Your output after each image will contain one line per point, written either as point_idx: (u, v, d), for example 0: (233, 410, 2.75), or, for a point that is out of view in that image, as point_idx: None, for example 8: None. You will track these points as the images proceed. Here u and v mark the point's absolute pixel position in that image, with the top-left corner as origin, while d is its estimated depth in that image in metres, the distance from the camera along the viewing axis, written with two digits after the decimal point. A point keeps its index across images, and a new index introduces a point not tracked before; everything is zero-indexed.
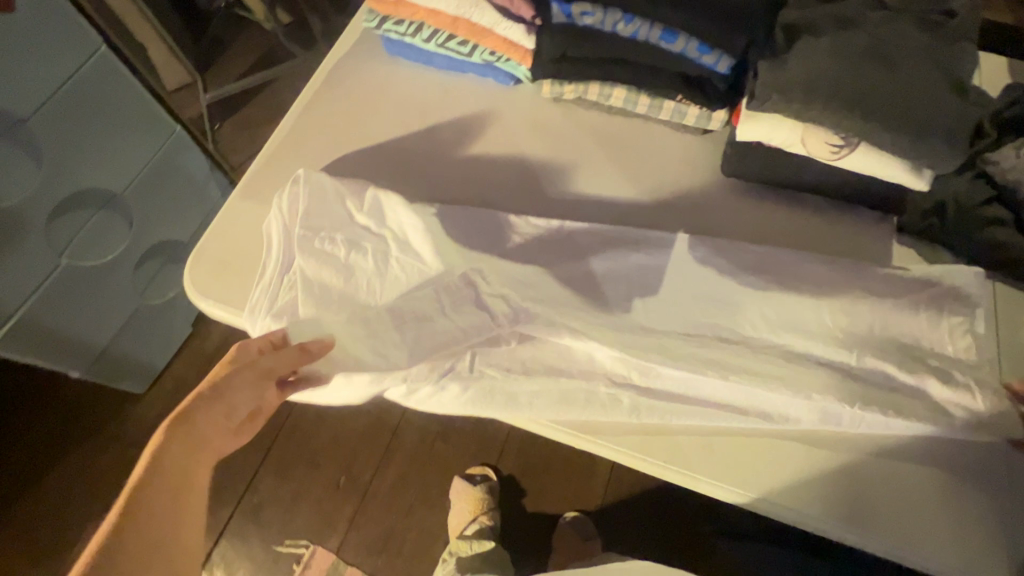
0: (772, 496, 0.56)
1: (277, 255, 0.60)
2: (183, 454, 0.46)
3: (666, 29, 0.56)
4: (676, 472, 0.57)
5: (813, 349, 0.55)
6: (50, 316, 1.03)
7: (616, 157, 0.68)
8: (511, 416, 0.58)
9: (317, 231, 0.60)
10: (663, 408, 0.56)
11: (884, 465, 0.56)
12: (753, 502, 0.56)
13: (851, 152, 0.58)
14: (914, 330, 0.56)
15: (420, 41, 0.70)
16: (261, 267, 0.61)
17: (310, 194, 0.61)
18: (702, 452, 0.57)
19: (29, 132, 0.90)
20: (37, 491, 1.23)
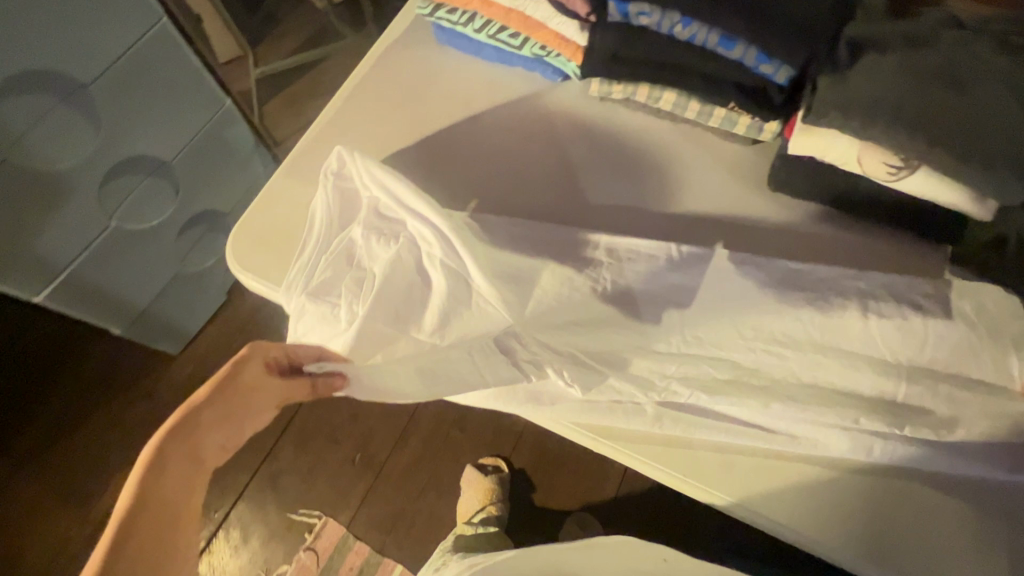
0: (784, 517, 0.55)
1: (319, 236, 0.62)
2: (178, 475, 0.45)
3: (725, 35, 0.54)
4: (692, 484, 0.56)
5: (843, 376, 0.55)
6: (96, 274, 1.08)
7: (660, 164, 0.67)
8: (530, 412, 0.58)
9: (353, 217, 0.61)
10: (687, 420, 0.56)
11: (912, 497, 0.54)
12: (764, 521, 0.55)
13: (911, 174, 0.56)
14: (956, 363, 0.54)
15: (471, 32, 0.70)
16: (302, 246, 0.63)
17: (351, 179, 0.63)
18: (719, 466, 0.56)
19: (88, 97, 0.93)
20: (78, 434, 1.32)
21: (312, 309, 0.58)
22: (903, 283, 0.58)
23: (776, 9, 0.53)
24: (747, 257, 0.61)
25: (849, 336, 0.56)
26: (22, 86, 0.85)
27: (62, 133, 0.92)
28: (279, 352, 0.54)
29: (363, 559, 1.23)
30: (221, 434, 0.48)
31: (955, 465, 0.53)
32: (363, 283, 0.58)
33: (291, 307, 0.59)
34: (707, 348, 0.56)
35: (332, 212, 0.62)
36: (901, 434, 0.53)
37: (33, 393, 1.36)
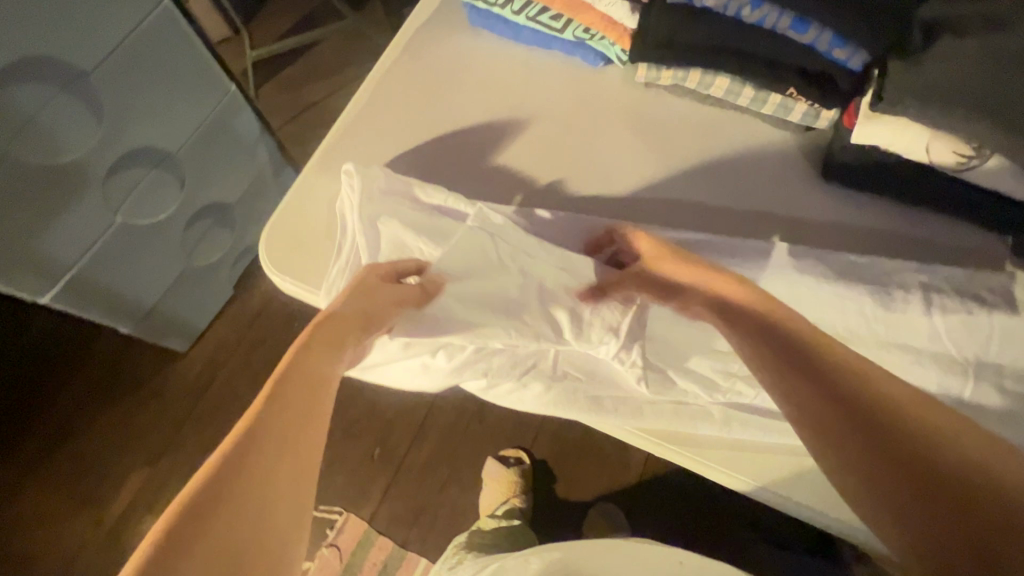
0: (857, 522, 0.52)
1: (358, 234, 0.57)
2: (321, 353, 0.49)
3: (798, 17, 0.51)
4: (759, 490, 0.54)
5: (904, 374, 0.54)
6: (100, 273, 1.03)
7: (711, 153, 0.64)
8: (585, 414, 0.56)
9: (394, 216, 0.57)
10: (753, 425, 0.54)
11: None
12: (838, 527, 0.53)
13: (980, 165, 0.54)
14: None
15: (509, 13, 0.66)
16: (337, 250, 0.59)
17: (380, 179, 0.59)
18: (786, 472, 0.54)
19: (90, 85, 0.87)
20: (87, 434, 1.29)
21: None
22: (967, 278, 0.56)
23: None
24: (808, 254, 0.58)
25: (915, 333, 0.55)
26: (21, 74, 0.79)
27: (63, 125, 0.87)
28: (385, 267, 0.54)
29: (386, 555, 1.22)
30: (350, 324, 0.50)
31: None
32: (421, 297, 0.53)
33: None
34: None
35: (376, 218, 0.57)
36: None
37: (37, 394, 1.32)
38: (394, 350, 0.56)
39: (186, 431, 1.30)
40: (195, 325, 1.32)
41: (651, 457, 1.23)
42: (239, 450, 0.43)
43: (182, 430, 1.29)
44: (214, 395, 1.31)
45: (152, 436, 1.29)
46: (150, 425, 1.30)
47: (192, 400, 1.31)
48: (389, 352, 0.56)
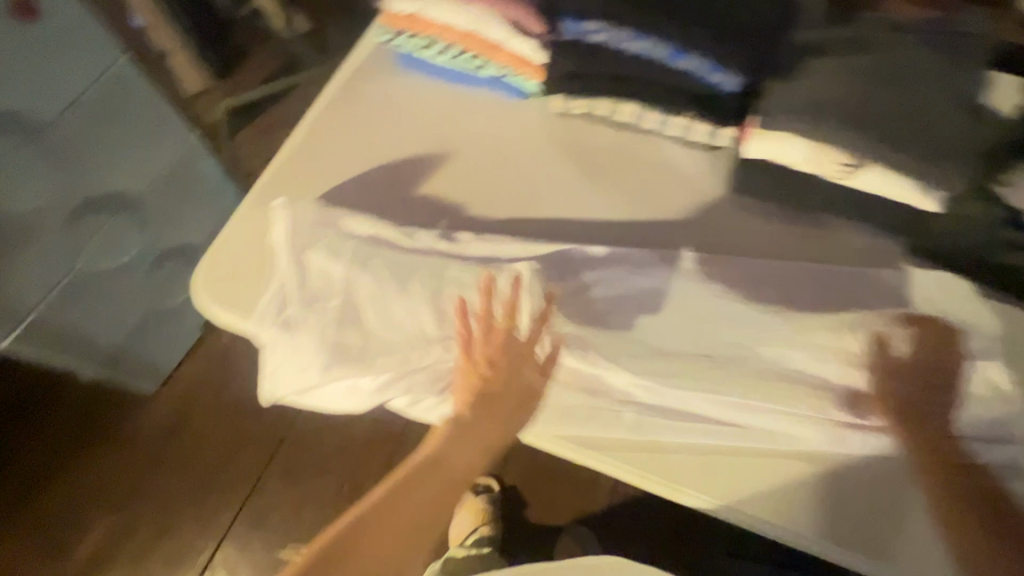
0: (768, 515, 0.55)
1: (286, 268, 0.60)
2: (453, 449, 0.58)
3: (674, 47, 0.57)
4: (680, 492, 0.56)
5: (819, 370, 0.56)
6: (61, 316, 1.05)
7: (623, 175, 0.69)
8: (503, 424, 0.58)
9: (319, 245, 0.61)
10: (664, 426, 0.57)
11: (891, 484, 0.56)
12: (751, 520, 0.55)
13: (859, 171, 0.59)
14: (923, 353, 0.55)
15: (433, 55, 0.71)
16: (268, 278, 0.62)
17: (313, 211, 0.63)
18: (706, 472, 0.56)
19: (48, 137, 0.92)
20: (52, 483, 1.28)
21: (284, 339, 0.58)
22: (863, 275, 0.60)
23: (721, 25, 0.56)
24: (710, 262, 0.61)
25: (818, 331, 0.57)
26: None
27: (23, 175, 0.91)
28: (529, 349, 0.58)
29: None
30: (473, 422, 0.58)
31: (941, 452, 0.53)
32: (352, 319, 0.58)
33: (265, 338, 0.59)
34: (681, 367, 0.56)
35: (304, 251, 0.61)
36: (868, 424, 0.55)
37: None
38: (318, 373, 0.57)
39: (151, 475, 1.28)
40: (164, 366, 1.32)
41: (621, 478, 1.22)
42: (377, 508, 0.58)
43: (149, 474, 1.28)
44: (182, 437, 1.31)
45: (118, 482, 1.28)
46: (116, 471, 1.29)
47: (159, 442, 1.31)
48: (314, 375, 0.57)
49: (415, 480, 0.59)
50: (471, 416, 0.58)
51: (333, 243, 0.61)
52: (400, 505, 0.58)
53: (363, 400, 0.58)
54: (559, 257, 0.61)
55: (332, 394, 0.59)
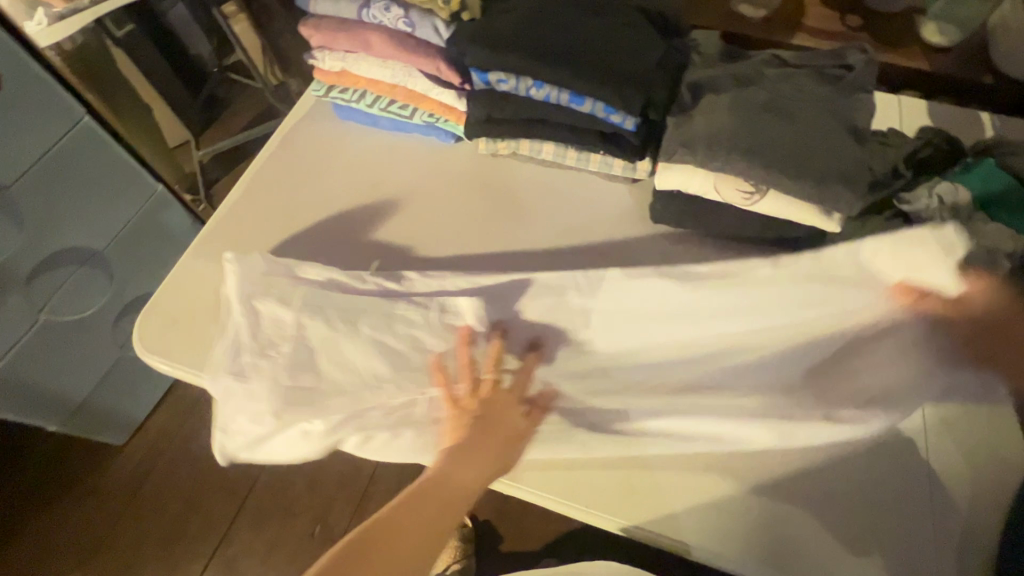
0: (689, 534, 0.55)
1: (239, 316, 0.61)
2: (463, 467, 0.55)
3: (573, 93, 0.61)
4: (601, 515, 0.57)
5: (731, 387, 0.59)
6: (23, 371, 1.06)
7: (550, 208, 0.72)
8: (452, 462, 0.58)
9: (268, 293, 0.62)
10: (617, 454, 0.58)
11: (834, 505, 0.56)
12: (672, 542, 0.56)
13: (761, 199, 0.61)
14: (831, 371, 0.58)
15: (365, 106, 0.75)
16: (223, 328, 0.61)
17: (250, 264, 0.64)
18: (627, 492, 0.58)
19: (9, 197, 0.95)
20: (19, 541, 1.26)
21: (238, 388, 0.57)
22: None
23: (618, 68, 0.60)
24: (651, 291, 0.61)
25: (729, 352, 0.60)
26: None
27: None
28: (523, 376, 0.59)
29: None
30: (476, 440, 0.56)
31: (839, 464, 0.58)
32: (285, 362, 0.58)
33: (216, 388, 0.58)
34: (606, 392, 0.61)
35: (256, 300, 0.61)
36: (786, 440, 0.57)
37: None
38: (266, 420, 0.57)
39: (120, 527, 1.27)
40: (135, 415, 1.33)
41: None
42: (381, 522, 0.54)
43: (118, 526, 1.27)
44: (152, 486, 1.30)
45: (87, 537, 1.26)
46: (85, 524, 1.27)
47: (129, 494, 1.29)
48: (265, 423, 0.57)
49: (416, 506, 0.55)
50: (480, 432, 0.56)
51: (264, 290, 0.62)
52: (405, 524, 0.54)
53: (315, 446, 0.58)
54: (500, 292, 0.63)
55: (281, 445, 0.58)
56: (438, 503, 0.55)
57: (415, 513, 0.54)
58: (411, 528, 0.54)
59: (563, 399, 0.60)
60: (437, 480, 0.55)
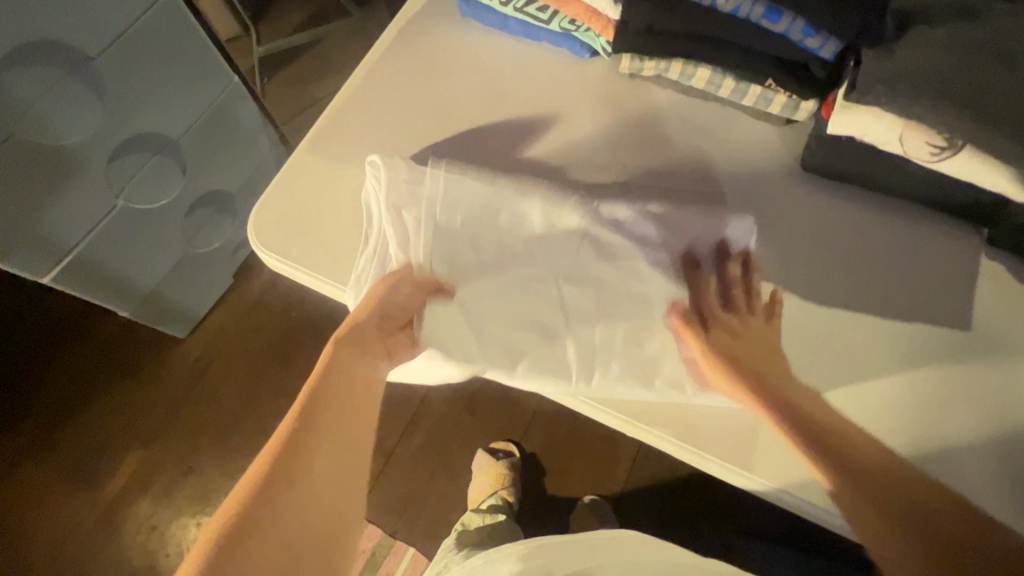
0: (790, 484, 0.56)
1: (386, 227, 0.58)
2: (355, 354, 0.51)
3: (771, 6, 0.52)
4: (698, 455, 0.58)
5: (854, 357, 0.60)
6: (99, 254, 1.06)
7: (688, 142, 0.66)
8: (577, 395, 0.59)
9: (418, 205, 0.58)
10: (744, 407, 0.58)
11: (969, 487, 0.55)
12: (768, 489, 0.56)
13: (951, 157, 0.55)
14: (964, 348, 0.59)
15: (497, 4, 0.67)
16: (365, 240, 0.61)
17: (389, 175, 0.59)
18: (733, 441, 0.58)
19: (93, 70, 0.89)
20: (82, 417, 1.32)
21: None
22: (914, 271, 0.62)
23: None
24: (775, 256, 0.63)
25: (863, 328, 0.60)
26: (27, 58, 0.81)
27: (69, 109, 0.89)
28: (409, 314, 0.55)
29: (375, 543, 1.23)
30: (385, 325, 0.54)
31: (979, 449, 0.56)
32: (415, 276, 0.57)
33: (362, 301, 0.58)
34: None
35: (404, 211, 0.58)
36: (910, 406, 0.58)
37: (36, 376, 1.34)
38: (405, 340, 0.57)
39: (179, 416, 1.31)
40: (194, 312, 1.34)
41: (641, 453, 1.24)
42: (299, 435, 0.46)
43: (176, 415, 1.31)
44: (210, 382, 1.33)
45: (148, 420, 1.31)
46: (146, 409, 1.32)
47: (187, 386, 1.33)
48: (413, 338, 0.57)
49: (326, 410, 0.48)
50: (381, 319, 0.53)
51: (391, 198, 0.58)
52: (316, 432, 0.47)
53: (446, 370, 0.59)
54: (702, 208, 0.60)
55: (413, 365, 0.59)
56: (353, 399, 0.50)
57: (328, 412, 0.48)
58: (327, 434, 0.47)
59: (687, 347, 0.57)
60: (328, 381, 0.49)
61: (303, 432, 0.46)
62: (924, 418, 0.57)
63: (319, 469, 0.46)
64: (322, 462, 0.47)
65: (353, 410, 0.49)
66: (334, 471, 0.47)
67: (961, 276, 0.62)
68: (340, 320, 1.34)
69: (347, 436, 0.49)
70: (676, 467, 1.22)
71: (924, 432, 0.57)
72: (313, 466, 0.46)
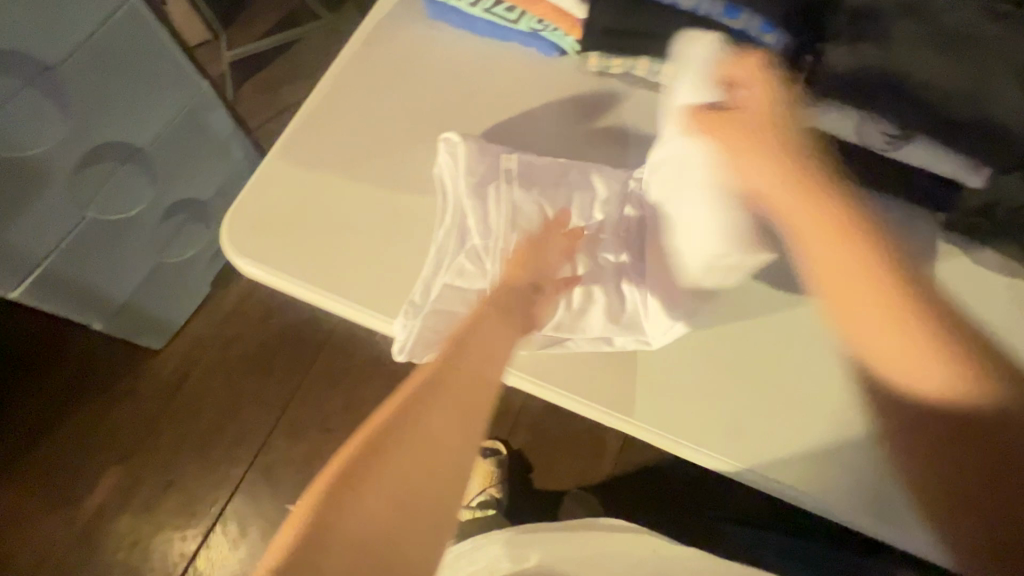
0: (763, 467, 0.58)
1: (468, 202, 0.60)
2: (476, 352, 0.53)
3: (729, 4, 0.55)
4: (664, 437, 0.60)
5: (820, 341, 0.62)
6: (69, 267, 1.03)
7: (656, 138, 0.68)
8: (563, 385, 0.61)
9: (502, 178, 0.60)
10: (714, 394, 0.61)
11: None
12: (740, 471, 0.59)
13: (904, 145, 0.59)
14: None
15: (466, 6, 0.68)
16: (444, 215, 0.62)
17: (466, 153, 0.61)
18: (707, 426, 0.60)
19: (56, 78, 0.88)
20: (56, 435, 1.29)
21: None
22: None
23: None
24: None
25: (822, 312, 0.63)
26: None
27: (32, 120, 0.87)
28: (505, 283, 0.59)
29: None
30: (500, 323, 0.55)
31: None
32: None
33: None
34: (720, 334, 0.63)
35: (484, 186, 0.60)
36: None
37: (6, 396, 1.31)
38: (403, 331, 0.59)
39: (159, 428, 1.29)
40: (170, 323, 1.32)
41: (625, 444, 1.26)
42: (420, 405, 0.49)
43: (155, 428, 1.29)
44: (189, 392, 1.31)
45: (127, 435, 1.29)
46: (123, 423, 1.30)
47: (166, 398, 1.31)
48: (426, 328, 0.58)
49: (443, 394, 0.50)
50: (491, 311, 0.55)
51: (468, 176, 0.60)
52: (441, 405, 0.49)
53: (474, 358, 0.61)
54: None
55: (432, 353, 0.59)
56: (443, 428, 0.49)
57: (449, 395, 0.50)
58: (442, 418, 0.49)
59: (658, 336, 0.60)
60: (450, 368, 0.51)
61: (422, 404, 0.49)
62: None
63: (414, 444, 0.47)
64: (410, 447, 0.47)
65: (463, 404, 0.50)
66: (429, 449, 0.47)
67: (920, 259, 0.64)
68: (321, 325, 1.33)
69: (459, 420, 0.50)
70: (661, 455, 1.24)
71: None
72: (426, 436, 0.48)
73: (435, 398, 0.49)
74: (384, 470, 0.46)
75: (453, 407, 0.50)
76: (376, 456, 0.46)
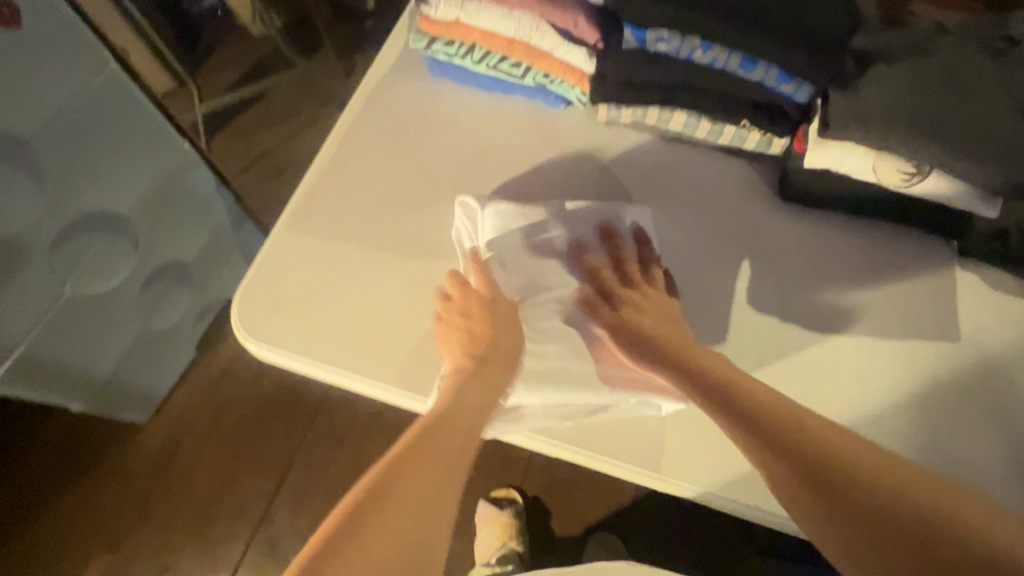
0: None
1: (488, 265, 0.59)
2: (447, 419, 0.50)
3: (745, 58, 0.56)
4: (718, 498, 0.57)
5: (859, 380, 0.61)
6: (46, 349, 0.97)
7: (671, 185, 0.68)
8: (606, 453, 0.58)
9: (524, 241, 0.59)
10: None
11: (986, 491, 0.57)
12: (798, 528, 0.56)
13: (923, 180, 0.58)
14: (954, 356, 0.62)
15: (471, 63, 0.66)
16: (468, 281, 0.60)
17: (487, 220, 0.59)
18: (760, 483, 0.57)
19: (32, 153, 0.84)
20: (34, 529, 1.19)
21: None
22: (901, 290, 0.65)
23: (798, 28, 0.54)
24: (767, 291, 0.64)
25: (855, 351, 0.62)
26: None
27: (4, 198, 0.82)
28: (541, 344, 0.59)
29: None
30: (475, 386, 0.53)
31: (985, 452, 0.58)
32: None
33: None
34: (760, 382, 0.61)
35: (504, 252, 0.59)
36: (918, 418, 0.60)
37: None
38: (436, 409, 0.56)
39: (147, 510, 1.20)
40: (155, 394, 1.24)
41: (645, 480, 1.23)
42: (390, 478, 0.45)
43: (143, 509, 1.20)
44: (179, 467, 1.23)
45: (113, 520, 1.19)
46: (107, 508, 1.20)
47: (154, 477, 1.22)
48: None
49: (415, 464, 0.47)
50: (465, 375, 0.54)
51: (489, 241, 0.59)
52: (418, 475, 0.46)
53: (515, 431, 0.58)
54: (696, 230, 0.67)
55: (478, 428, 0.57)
56: (412, 504, 0.45)
57: (422, 462, 0.47)
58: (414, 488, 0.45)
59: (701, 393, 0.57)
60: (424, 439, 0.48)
61: (392, 479, 0.46)
62: (930, 428, 0.59)
63: (382, 523, 0.43)
64: (379, 530, 0.43)
65: (438, 473, 0.47)
66: (401, 526, 0.44)
67: (942, 289, 0.65)
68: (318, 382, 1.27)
69: (433, 488, 0.46)
70: None
71: (935, 441, 0.59)
72: (401, 510, 0.44)
73: (402, 472, 0.46)
74: (359, 550, 0.42)
75: (425, 477, 0.46)
76: (348, 540, 0.42)
